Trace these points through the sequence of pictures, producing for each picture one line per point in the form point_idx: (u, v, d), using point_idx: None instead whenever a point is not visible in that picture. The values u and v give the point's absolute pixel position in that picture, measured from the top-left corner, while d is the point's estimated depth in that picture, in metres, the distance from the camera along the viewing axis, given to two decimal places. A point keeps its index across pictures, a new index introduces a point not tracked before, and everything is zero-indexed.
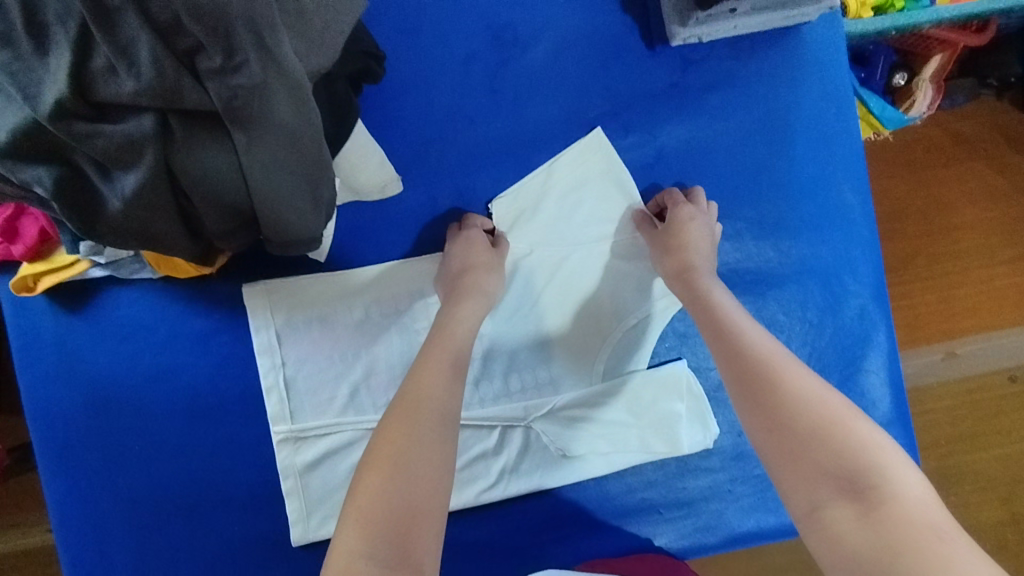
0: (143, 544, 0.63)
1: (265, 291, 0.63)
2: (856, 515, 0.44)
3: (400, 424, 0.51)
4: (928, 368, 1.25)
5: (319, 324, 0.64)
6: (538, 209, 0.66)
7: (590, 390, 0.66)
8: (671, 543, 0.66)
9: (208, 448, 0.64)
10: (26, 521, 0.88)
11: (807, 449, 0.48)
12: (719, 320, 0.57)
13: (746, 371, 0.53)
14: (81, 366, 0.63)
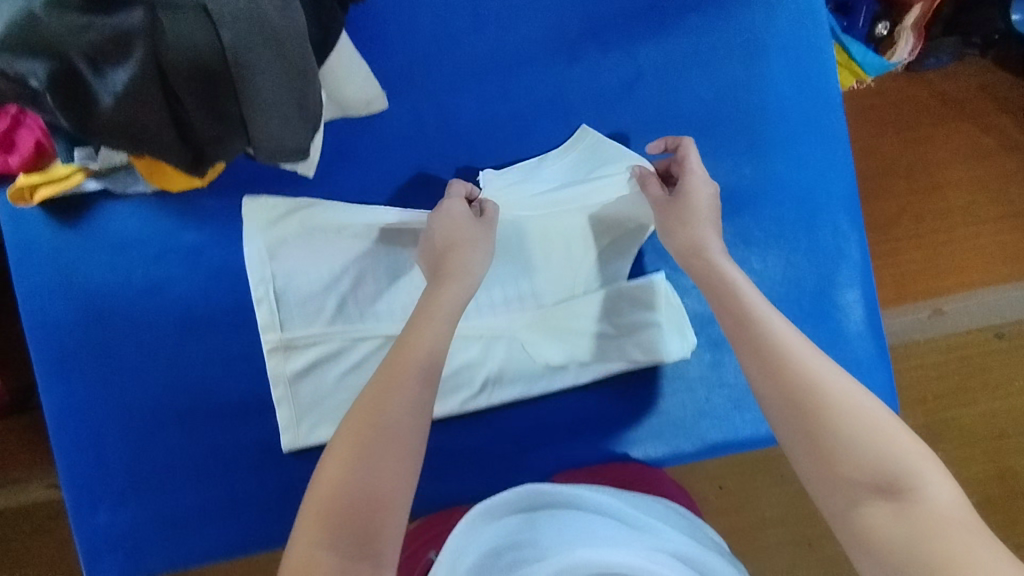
0: (140, 451, 0.65)
1: (265, 205, 0.65)
2: (891, 512, 0.44)
3: (372, 418, 0.50)
4: (915, 325, 1.23)
5: (310, 240, 0.67)
6: (528, 181, 0.67)
7: (569, 302, 0.69)
8: (650, 452, 0.69)
9: (201, 359, 0.66)
10: (25, 473, 0.90)
11: (842, 457, 0.47)
12: (742, 311, 0.55)
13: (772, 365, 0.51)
14: (77, 278, 0.65)
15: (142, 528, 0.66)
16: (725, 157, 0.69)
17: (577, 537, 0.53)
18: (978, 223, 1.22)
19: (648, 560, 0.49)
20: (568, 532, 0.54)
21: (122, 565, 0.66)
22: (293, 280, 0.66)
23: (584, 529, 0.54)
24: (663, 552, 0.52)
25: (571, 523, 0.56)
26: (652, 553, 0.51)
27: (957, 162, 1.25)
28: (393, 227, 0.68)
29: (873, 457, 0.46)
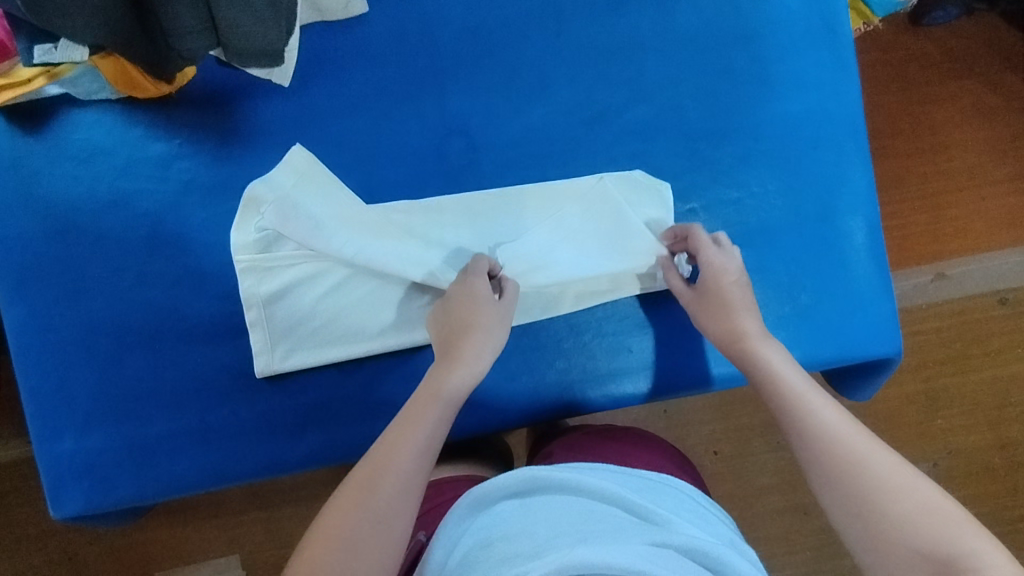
0: (106, 372, 0.63)
1: (302, 159, 0.61)
2: None
3: (360, 487, 0.49)
4: (918, 289, 1.14)
5: (324, 193, 0.61)
6: (543, 255, 0.63)
7: (553, 229, 0.63)
8: (641, 384, 0.64)
9: (172, 276, 0.63)
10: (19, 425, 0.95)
11: (891, 536, 0.44)
12: (779, 390, 0.53)
13: (812, 444, 0.49)
14: (39, 188, 0.61)
15: (108, 455, 0.63)
16: (726, 71, 0.65)
17: (574, 530, 0.49)
18: (982, 185, 1.17)
19: (649, 561, 0.46)
20: (565, 524, 0.50)
21: (87, 495, 0.63)
22: (257, 197, 0.61)
23: (581, 520, 0.51)
24: (667, 549, 0.48)
25: (568, 513, 0.52)
26: (653, 551, 0.47)
27: (963, 122, 1.18)
28: (369, 142, 0.63)
29: (919, 534, 0.43)
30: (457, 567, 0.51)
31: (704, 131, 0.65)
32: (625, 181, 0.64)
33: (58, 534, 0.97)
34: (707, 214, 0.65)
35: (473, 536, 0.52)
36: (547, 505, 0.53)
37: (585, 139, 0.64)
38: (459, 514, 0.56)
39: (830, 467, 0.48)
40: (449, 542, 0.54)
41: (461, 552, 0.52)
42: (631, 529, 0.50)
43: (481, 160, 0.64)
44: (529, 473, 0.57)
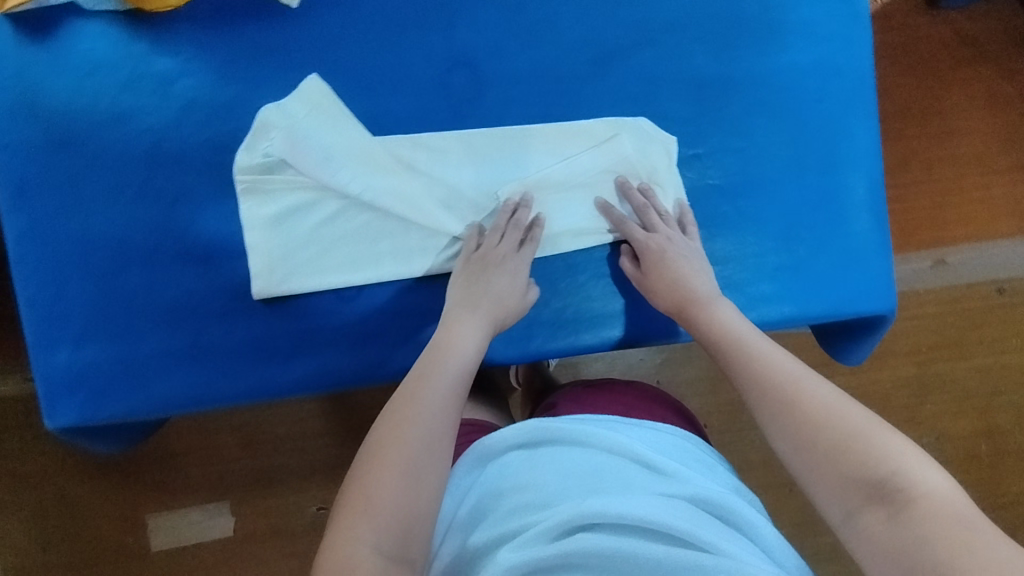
0: (104, 288, 0.63)
1: (317, 93, 0.62)
2: (885, 517, 0.41)
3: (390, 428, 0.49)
4: (915, 274, 1.14)
5: (334, 130, 0.62)
6: (546, 200, 0.64)
7: (557, 177, 0.64)
8: (636, 327, 0.65)
9: (172, 193, 0.62)
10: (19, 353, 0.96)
11: (836, 460, 0.45)
12: (723, 342, 0.56)
13: (760, 392, 0.51)
14: (43, 99, 0.61)
15: (103, 369, 0.63)
16: (738, 17, 0.64)
17: (581, 481, 0.51)
18: (987, 173, 1.16)
19: (662, 513, 0.47)
20: (570, 475, 0.51)
21: (80, 408, 0.63)
22: (266, 122, 0.62)
23: (587, 469, 0.52)
24: (676, 499, 0.49)
25: (573, 461, 0.53)
26: (665, 502, 0.48)
27: (973, 108, 1.17)
28: (376, 71, 0.63)
29: (860, 462, 0.44)
30: (468, 517, 0.52)
31: (714, 77, 0.64)
32: (633, 130, 0.63)
33: (50, 467, 0.97)
34: (710, 161, 0.65)
35: (482, 489, 0.54)
36: (552, 455, 0.54)
37: (594, 78, 0.64)
38: (467, 467, 0.57)
39: (772, 404, 0.50)
40: (460, 493, 0.55)
41: (470, 503, 0.53)
42: (641, 480, 0.51)
43: (488, 94, 0.63)
44: (536, 424, 0.57)
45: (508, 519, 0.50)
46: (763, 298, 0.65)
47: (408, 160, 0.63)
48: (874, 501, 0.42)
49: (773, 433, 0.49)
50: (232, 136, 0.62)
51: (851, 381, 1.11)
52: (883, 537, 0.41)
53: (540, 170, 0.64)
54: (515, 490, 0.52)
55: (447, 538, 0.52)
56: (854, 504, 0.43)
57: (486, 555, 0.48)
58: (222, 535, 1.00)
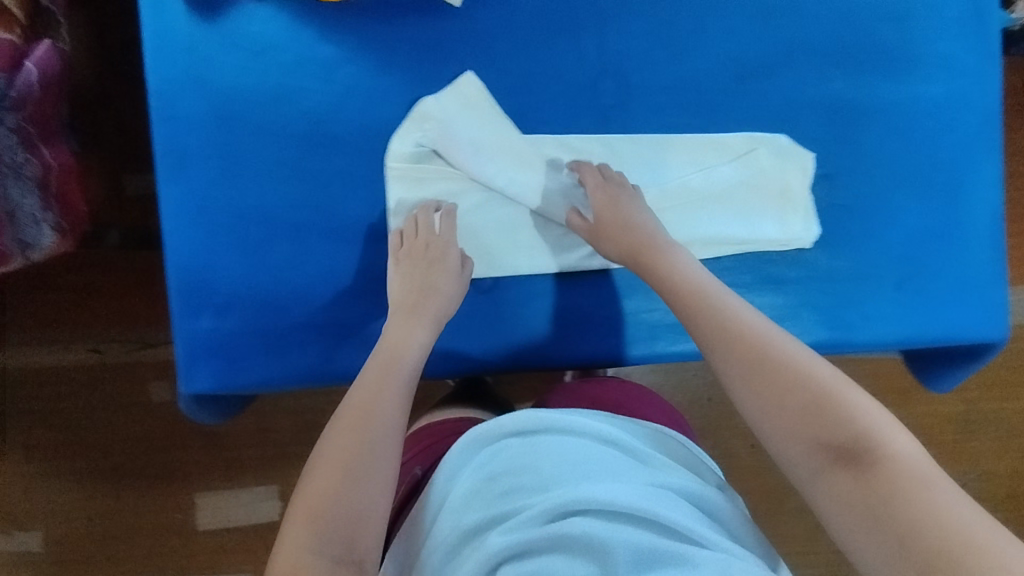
0: (251, 259, 0.65)
1: (471, 88, 0.65)
2: (852, 477, 0.44)
3: (348, 434, 0.52)
4: None
5: (482, 125, 0.65)
6: (681, 206, 0.66)
7: (695, 185, 0.66)
8: None
9: (323, 174, 0.65)
10: (132, 319, 1.05)
11: (829, 418, 0.47)
12: (701, 290, 0.57)
13: (739, 340, 0.52)
14: (210, 74, 0.64)
15: (241, 338, 0.66)
16: (880, 45, 0.67)
17: (572, 468, 0.53)
18: None
19: (647, 501, 0.50)
20: (561, 461, 0.54)
21: (216, 374, 0.65)
22: (423, 114, 0.64)
23: (579, 458, 0.54)
24: (666, 491, 0.52)
25: (570, 449, 0.56)
26: (655, 493, 0.51)
27: None
28: (526, 71, 0.65)
29: (851, 422, 0.46)
30: (463, 499, 0.54)
31: (851, 102, 0.66)
32: (773, 145, 0.66)
33: (136, 424, 1.04)
34: (840, 181, 0.67)
35: (475, 472, 0.56)
36: (545, 443, 0.57)
37: (736, 93, 0.66)
38: (461, 450, 0.59)
39: (738, 356, 0.52)
40: (454, 476, 0.58)
41: (463, 486, 0.56)
42: (629, 469, 0.54)
43: (633, 101, 0.65)
44: (534, 415, 0.59)
45: (501, 501, 0.52)
46: (879, 317, 0.67)
47: (551, 160, 0.66)
48: (841, 462, 0.45)
49: (741, 393, 0.51)
50: (385, 123, 0.65)
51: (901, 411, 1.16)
52: (846, 495, 0.44)
53: (678, 177, 0.66)
54: (509, 473, 0.54)
55: (439, 518, 0.54)
56: (820, 466, 0.46)
57: (482, 534, 0.51)
58: (267, 519, 1.05)
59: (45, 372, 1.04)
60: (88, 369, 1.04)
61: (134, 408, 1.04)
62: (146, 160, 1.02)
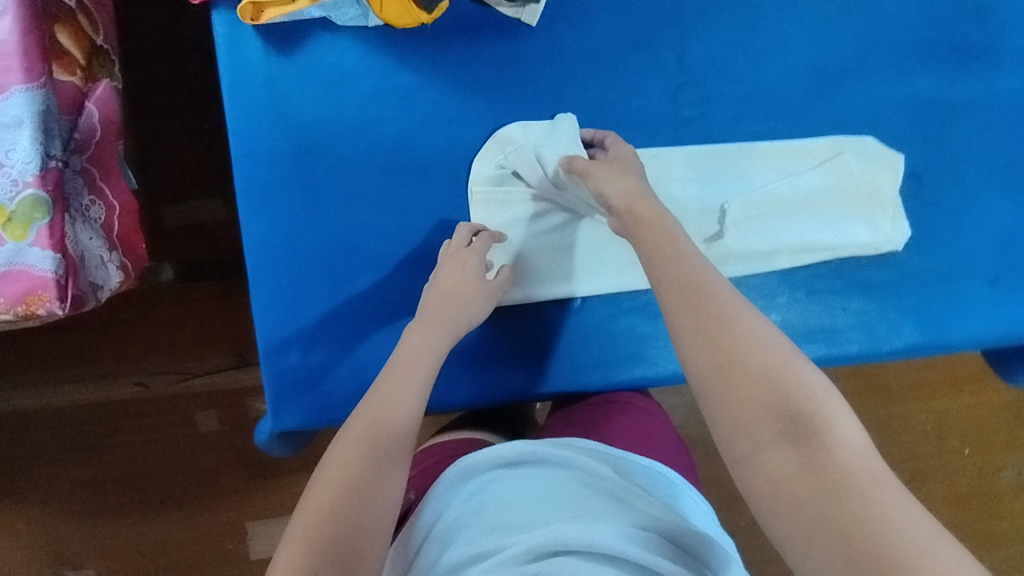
0: (336, 291, 0.64)
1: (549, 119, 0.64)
2: (799, 458, 0.40)
3: (354, 445, 0.48)
4: None
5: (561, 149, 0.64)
6: (768, 213, 0.65)
7: (782, 191, 0.65)
8: (857, 342, 0.65)
9: (405, 202, 0.64)
10: (186, 351, 1.04)
11: (759, 389, 0.42)
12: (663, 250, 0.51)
13: (696, 305, 0.46)
14: (288, 107, 0.63)
15: (329, 371, 0.65)
16: (960, 43, 0.66)
17: (561, 505, 0.52)
18: None
19: (633, 546, 0.47)
20: (551, 497, 0.53)
21: (306, 411, 0.65)
22: (505, 136, 0.64)
23: (569, 496, 0.53)
24: (658, 538, 0.50)
25: (552, 484, 0.55)
26: (644, 537, 0.49)
27: None
28: (606, 87, 0.64)
29: (768, 393, 0.41)
30: (447, 530, 0.53)
31: (933, 101, 0.66)
32: (860, 147, 0.65)
33: (186, 455, 1.03)
34: (927, 181, 0.66)
35: (465, 504, 0.55)
36: (538, 478, 0.56)
37: (816, 98, 0.65)
38: (451, 481, 0.58)
39: (700, 329, 0.45)
40: (442, 506, 0.57)
41: (449, 517, 0.55)
42: (620, 510, 0.52)
43: (713, 111, 0.65)
44: (524, 447, 0.59)
45: (482, 535, 0.51)
46: (974, 316, 0.66)
47: None
48: (787, 437, 0.40)
49: (685, 346, 0.46)
50: (467, 148, 0.64)
51: (948, 405, 1.16)
52: (786, 479, 0.39)
53: (764, 185, 0.65)
54: (493, 508, 0.53)
55: (425, 549, 0.53)
56: (768, 438, 0.41)
57: (457, 571, 0.49)
58: None
59: (95, 407, 1.03)
60: (133, 402, 1.03)
61: (182, 440, 1.03)
62: (193, 191, 1.01)
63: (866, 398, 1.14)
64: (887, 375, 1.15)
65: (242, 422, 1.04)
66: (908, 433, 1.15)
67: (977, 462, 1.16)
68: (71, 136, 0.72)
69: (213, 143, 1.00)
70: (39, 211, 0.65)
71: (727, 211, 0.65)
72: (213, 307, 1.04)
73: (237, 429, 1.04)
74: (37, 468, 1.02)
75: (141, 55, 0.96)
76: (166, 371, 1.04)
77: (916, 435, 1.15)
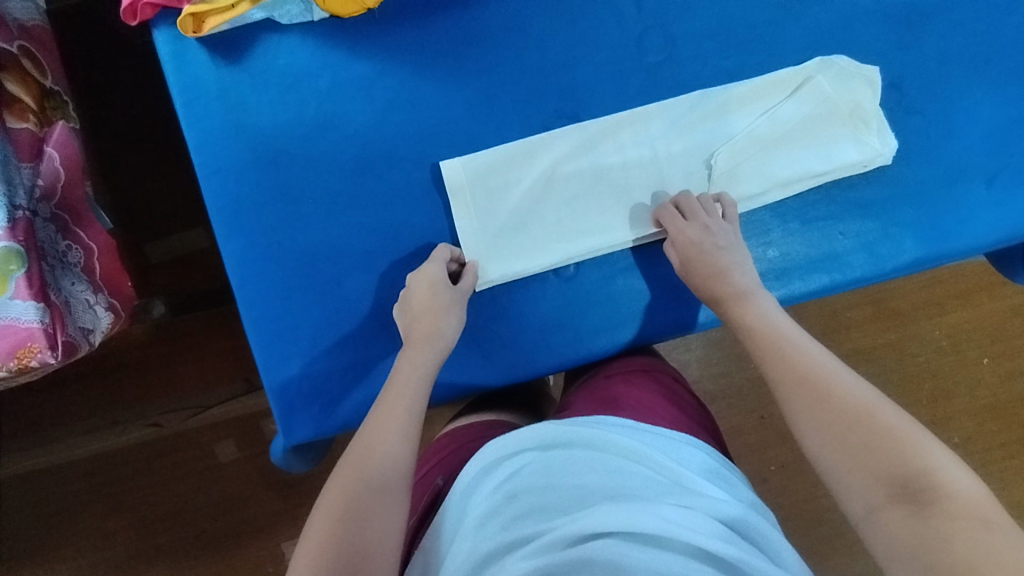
0: (327, 297, 0.63)
1: (515, 91, 0.63)
2: (909, 514, 0.43)
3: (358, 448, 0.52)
4: None
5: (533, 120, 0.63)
6: (754, 150, 0.64)
7: (764, 124, 0.64)
8: (860, 265, 0.64)
9: (382, 194, 0.63)
10: (195, 384, 1.03)
11: (870, 454, 0.47)
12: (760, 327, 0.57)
13: (801, 378, 0.52)
14: (247, 117, 0.61)
15: (333, 378, 0.63)
16: None
17: (596, 487, 0.52)
18: None
19: (673, 525, 0.48)
20: (585, 479, 0.53)
21: (317, 420, 0.64)
22: (473, 113, 0.62)
23: (603, 475, 0.53)
24: (695, 511, 0.50)
25: (584, 463, 0.55)
26: (682, 514, 0.49)
27: None
28: (567, 45, 0.63)
29: (875, 460, 0.46)
30: (480, 516, 0.53)
31: (901, 6, 0.64)
32: (836, 67, 0.63)
33: (211, 487, 1.03)
34: (909, 89, 0.64)
35: (495, 490, 0.55)
36: (568, 458, 0.55)
37: (781, 23, 0.64)
38: (481, 466, 0.58)
39: (805, 395, 0.51)
40: (472, 492, 0.56)
41: (481, 503, 0.54)
42: (656, 489, 0.52)
43: (680, 52, 0.63)
44: (557, 427, 0.58)
45: (518, 523, 0.51)
46: (977, 218, 0.64)
47: (610, 131, 0.63)
48: (900, 499, 0.44)
49: (807, 426, 0.50)
50: (436, 129, 0.62)
51: (960, 318, 1.15)
52: (903, 536, 0.43)
53: (745, 121, 0.64)
54: (527, 491, 0.53)
55: (457, 537, 0.53)
56: (879, 501, 0.45)
57: (494, 560, 0.49)
58: None
59: (111, 454, 1.02)
60: (149, 444, 1.03)
61: (205, 473, 1.03)
62: (172, 224, 1.00)
63: (878, 323, 1.13)
64: (895, 297, 1.14)
65: (261, 446, 1.03)
66: (924, 351, 1.14)
67: (998, 369, 1.15)
68: (35, 184, 0.70)
69: (182, 172, 0.98)
70: (14, 261, 0.63)
71: (711, 155, 0.63)
72: (212, 335, 1.03)
73: (257, 453, 1.03)
74: (67, 524, 1.02)
75: (94, 93, 0.94)
76: (177, 407, 1.03)
77: (934, 353, 1.14)
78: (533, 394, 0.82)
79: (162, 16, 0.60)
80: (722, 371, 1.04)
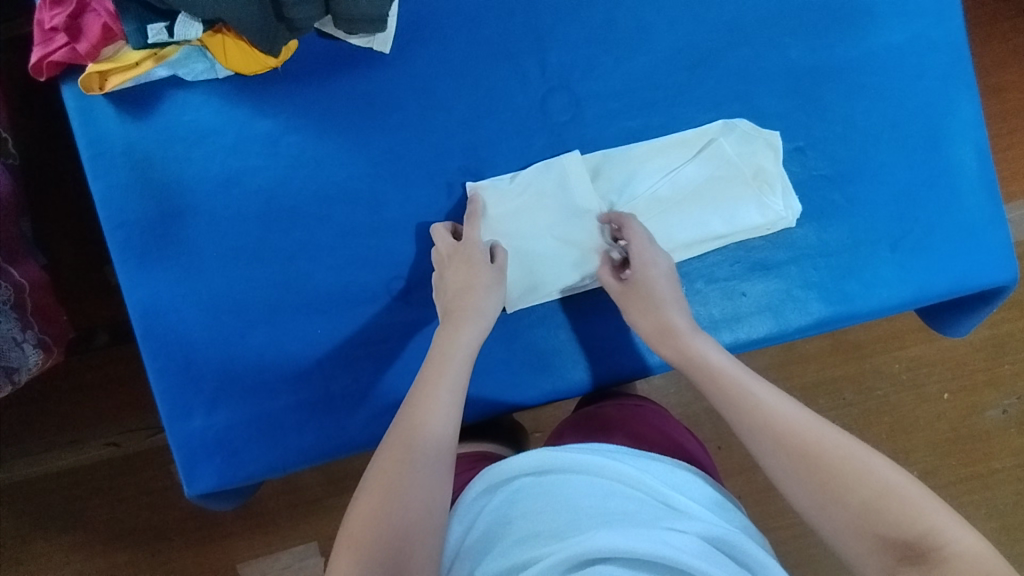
0: (229, 350, 0.63)
1: (422, 152, 0.63)
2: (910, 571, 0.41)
3: (396, 452, 0.51)
4: None
5: (437, 180, 0.63)
6: (654, 213, 0.64)
7: (669, 186, 0.64)
8: (762, 326, 0.64)
9: (288, 249, 0.63)
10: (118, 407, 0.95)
11: (869, 512, 0.45)
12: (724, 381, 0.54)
13: (808, 451, 0.48)
14: (154, 171, 0.62)
15: (236, 429, 0.64)
16: (827, 6, 0.65)
17: (591, 509, 0.47)
18: None
19: (671, 549, 0.43)
20: (581, 501, 0.48)
21: (220, 471, 0.64)
22: (378, 170, 0.63)
23: (598, 499, 0.48)
24: (690, 535, 0.45)
25: (580, 488, 0.49)
26: (676, 536, 0.44)
27: None
28: (473, 105, 0.63)
29: (882, 517, 0.44)
30: (477, 542, 0.49)
31: (806, 72, 0.64)
32: (739, 133, 0.64)
33: (140, 518, 0.96)
34: (814, 153, 0.65)
35: (492, 516, 0.50)
36: (566, 484, 0.50)
37: (686, 85, 0.64)
38: (475, 492, 0.54)
39: (790, 457, 0.48)
40: (467, 518, 0.52)
41: (478, 529, 0.50)
42: (655, 513, 0.47)
43: (584, 113, 0.64)
44: (547, 451, 0.53)
45: (514, 548, 0.46)
46: (881, 281, 0.64)
47: (519, 189, 0.63)
48: (902, 557, 0.43)
49: (793, 486, 0.48)
50: (343, 185, 0.63)
51: (936, 350, 1.07)
52: None
53: (647, 183, 0.64)
54: (522, 517, 0.48)
55: (456, 564, 0.49)
56: (885, 562, 0.43)
57: None
58: None
59: (31, 485, 0.96)
60: (73, 472, 0.96)
61: (134, 501, 0.96)
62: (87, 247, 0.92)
63: (838, 355, 1.07)
64: None
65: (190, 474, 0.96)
66: (883, 385, 1.07)
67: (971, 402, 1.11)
68: None
69: None
70: None
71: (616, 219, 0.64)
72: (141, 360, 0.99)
73: (179, 492, 0.96)
74: None
75: None
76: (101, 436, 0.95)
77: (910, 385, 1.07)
78: (507, 428, 0.78)
79: (69, 74, 0.61)
80: (681, 401, 0.95)
